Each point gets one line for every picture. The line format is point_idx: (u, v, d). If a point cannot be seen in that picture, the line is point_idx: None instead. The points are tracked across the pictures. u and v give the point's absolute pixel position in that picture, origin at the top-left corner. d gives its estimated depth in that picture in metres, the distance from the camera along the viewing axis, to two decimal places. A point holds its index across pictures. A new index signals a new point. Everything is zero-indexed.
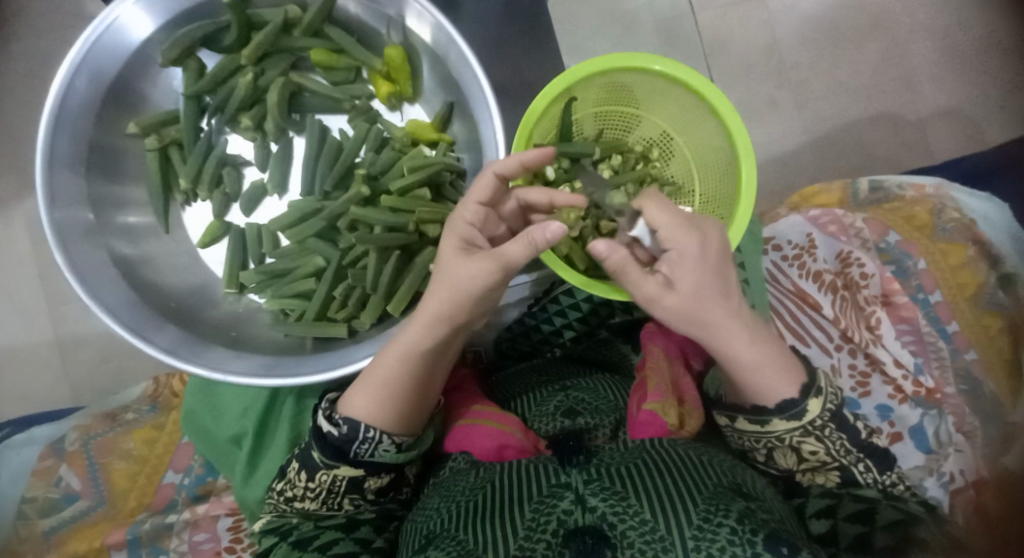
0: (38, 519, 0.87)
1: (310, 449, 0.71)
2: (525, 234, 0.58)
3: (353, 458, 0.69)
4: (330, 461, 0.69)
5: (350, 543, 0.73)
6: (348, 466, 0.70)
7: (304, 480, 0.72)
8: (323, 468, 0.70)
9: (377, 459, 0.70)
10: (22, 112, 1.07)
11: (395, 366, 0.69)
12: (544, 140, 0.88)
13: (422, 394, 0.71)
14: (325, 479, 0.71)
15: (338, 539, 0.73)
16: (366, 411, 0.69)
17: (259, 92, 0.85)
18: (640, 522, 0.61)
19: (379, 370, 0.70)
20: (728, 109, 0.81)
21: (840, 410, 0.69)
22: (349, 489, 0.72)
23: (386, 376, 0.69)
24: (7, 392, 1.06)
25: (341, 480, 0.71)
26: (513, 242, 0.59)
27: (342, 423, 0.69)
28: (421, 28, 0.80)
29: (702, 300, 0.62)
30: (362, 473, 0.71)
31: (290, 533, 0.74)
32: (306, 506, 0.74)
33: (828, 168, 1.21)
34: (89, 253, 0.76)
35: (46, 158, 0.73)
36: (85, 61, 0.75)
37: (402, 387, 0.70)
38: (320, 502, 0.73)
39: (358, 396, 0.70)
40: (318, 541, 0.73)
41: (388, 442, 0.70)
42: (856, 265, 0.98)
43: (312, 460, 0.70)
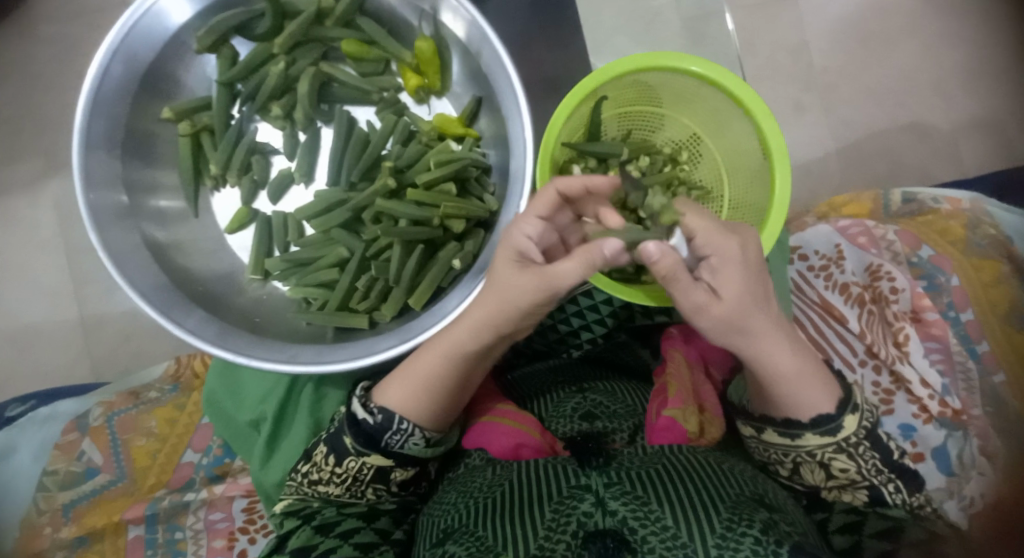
0: (58, 492, 0.89)
1: (342, 434, 0.72)
2: (583, 251, 0.57)
3: (382, 447, 0.71)
4: (362, 448, 0.71)
5: (370, 533, 0.74)
6: (378, 456, 0.71)
7: (332, 464, 0.73)
8: (352, 453, 0.71)
9: (402, 451, 0.72)
10: (51, 94, 1.09)
11: (445, 357, 0.71)
12: (571, 139, 0.87)
13: (455, 394, 0.73)
14: (353, 465, 0.72)
15: (358, 527, 0.73)
16: (402, 399, 0.71)
17: (290, 82, 0.85)
18: (661, 528, 0.62)
19: (423, 361, 0.72)
20: (763, 112, 0.80)
21: (875, 429, 0.70)
22: (374, 478, 0.73)
23: (427, 371, 0.71)
24: (31, 368, 1.09)
25: (367, 468, 0.72)
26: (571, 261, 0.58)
27: (377, 411, 0.71)
28: (455, 23, 0.80)
29: (746, 307, 0.62)
30: (389, 462, 0.73)
31: (313, 518, 0.74)
32: (329, 489, 0.74)
33: (853, 176, 1.19)
34: (121, 234, 0.77)
35: (81, 140, 0.74)
36: (122, 43, 0.75)
37: (439, 383, 0.71)
38: (344, 488, 0.74)
39: (396, 385, 0.72)
40: (340, 527, 0.73)
41: (418, 438, 0.72)
42: (885, 279, 0.96)
43: (343, 443, 0.72)
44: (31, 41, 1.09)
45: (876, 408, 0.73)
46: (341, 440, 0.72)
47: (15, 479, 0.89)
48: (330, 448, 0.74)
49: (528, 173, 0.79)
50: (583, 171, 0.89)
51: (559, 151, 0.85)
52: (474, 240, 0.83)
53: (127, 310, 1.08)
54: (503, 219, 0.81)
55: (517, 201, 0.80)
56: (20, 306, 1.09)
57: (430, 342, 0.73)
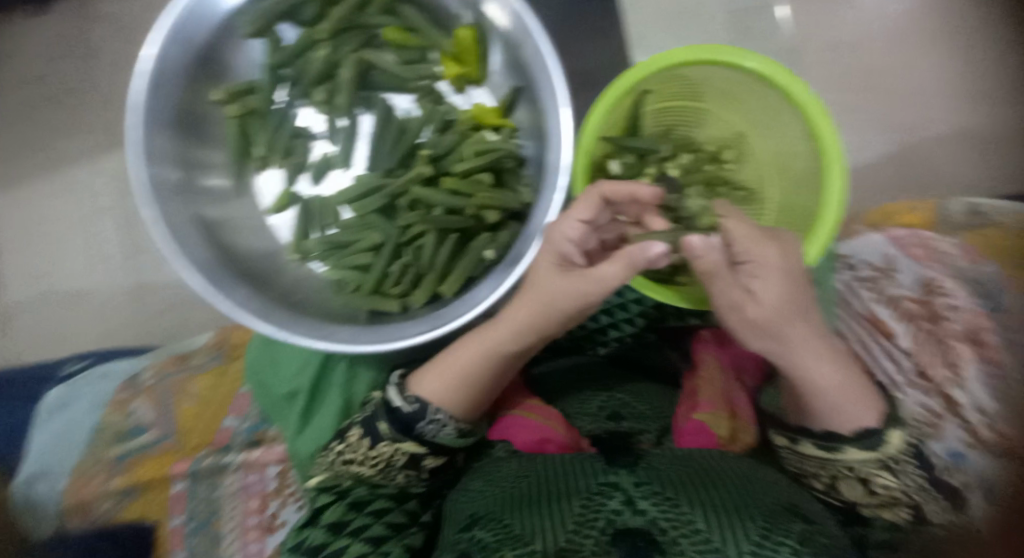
0: (112, 445, 0.95)
1: (378, 421, 0.75)
2: (624, 253, 0.61)
3: (418, 436, 0.73)
4: (398, 434, 0.74)
5: (400, 514, 0.77)
6: (412, 444, 0.74)
7: (366, 449, 0.76)
8: (387, 439, 0.74)
9: (432, 440, 0.74)
10: (103, 71, 1.12)
11: (483, 353, 0.73)
12: (610, 134, 0.85)
13: (489, 388, 0.75)
14: (386, 451, 0.75)
15: (389, 507, 0.77)
16: (437, 390, 0.73)
17: (333, 67, 0.87)
18: (693, 530, 0.62)
19: (460, 356, 0.74)
20: (815, 107, 0.76)
21: (919, 449, 0.75)
22: (406, 464, 0.76)
23: (465, 364, 0.73)
24: (72, 331, 1.13)
25: (400, 454, 0.75)
26: (610, 262, 0.62)
27: (412, 400, 0.73)
28: (497, 13, 0.80)
29: (783, 314, 0.67)
30: (421, 450, 0.75)
31: (347, 494, 0.79)
32: (362, 471, 0.78)
33: (907, 184, 1.11)
34: (176, 209, 0.80)
35: (138, 118, 0.77)
36: (177, 26, 0.78)
37: (476, 377, 0.73)
38: (376, 470, 0.77)
39: (433, 377, 0.74)
40: (371, 505, 0.77)
41: (449, 427, 0.74)
42: (940, 295, 0.89)
43: (378, 430, 0.75)
44: (86, 20, 1.12)
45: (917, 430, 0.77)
46: (376, 427, 0.75)
47: (70, 432, 0.96)
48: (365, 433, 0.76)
49: (563, 164, 0.78)
50: (622, 167, 0.88)
51: (596, 145, 0.84)
52: (507, 231, 0.84)
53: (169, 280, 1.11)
54: (535, 213, 0.81)
55: (553, 194, 0.78)
56: (71, 270, 1.14)
57: (467, 339, 0.75)
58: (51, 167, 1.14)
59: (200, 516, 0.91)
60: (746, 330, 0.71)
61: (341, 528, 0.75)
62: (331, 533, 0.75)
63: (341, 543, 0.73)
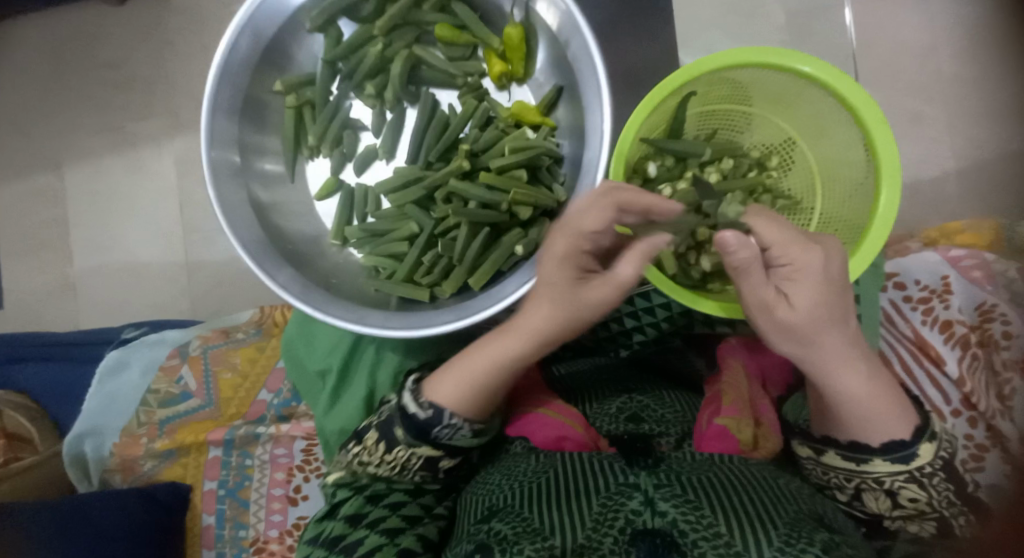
0: (157, 408, 1.02)
1: (394, 427, 0.76)
2: (636, 250, 0.64)
3: (433, 440, 0.74)
4: (414, 439, 0.75)
5: (415, 507, 0.79)
6: (428, 448, 0.75)
7: (382, 451, 0.77)
8: (403, 444, 0.75)
9: (446, 443, 0.75)
10: (174, 59, 1.20)
11: (495, 361, 0.73)
12: (650, 135, 0.83)
13: (500, 392, 0.76)
14: (402, 453, 0.76)
15: (405, 500, 0.78)
16: (452, 397, 0.73)
17: (385, 62, 0.90)
18: (713, 534, 0.66)
19: (476, 360, 0.75)
20: (874, 114, 0.72)
21: (950, 462, 0.73)
22: (422, 466, 0.77)
23: (478, 370, 0.73)
24: (139, 300, 1.23)
25: (416, 457, 0.76)
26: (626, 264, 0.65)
27: (428, 406, 0.74)
28: (548, 12, 0.80)
29: (820, 321, 0.65)
30: (436, 453, 0.76)
31: (364, 488, 0.80)
32: (379, 469, 0.79)
33: (952, 203, 1.17)
34: (232, 189, 0.83)
35: (211, 104, 0.81)
36: (249, 21, 0.81)
37: (489, 383, 0.74)
38: (393, 468, 0.78)
39: (448, 383, 0.74)
40: (388, 497, 0.78)
41: (464, 427, 0.75)
42: (997, 321, 0.85)
43: (394, 435, 0.75)
44: (163, 10, 1.20)
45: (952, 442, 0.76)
46: (392, 432, 0.76)
47: (118, 394, 1.02)
48: (382, 437, 0.77)
49: (601, 166, 0.78)
50: (659, 169, 0.87)
51: (635, 147, 0.82)
52: (539, 228, 0.85)
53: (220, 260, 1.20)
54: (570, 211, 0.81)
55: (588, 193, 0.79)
56: (139, 244, 1.23)
57: (482, 343, 0.76)
58: (127, 146, 1.23)
59: (232, 482, 0.98)
60: (779, 335, 0.69)
61: (359, 521, 0.76)
62: (349, 526, 0.76)
63: (359, 535, 0.74)
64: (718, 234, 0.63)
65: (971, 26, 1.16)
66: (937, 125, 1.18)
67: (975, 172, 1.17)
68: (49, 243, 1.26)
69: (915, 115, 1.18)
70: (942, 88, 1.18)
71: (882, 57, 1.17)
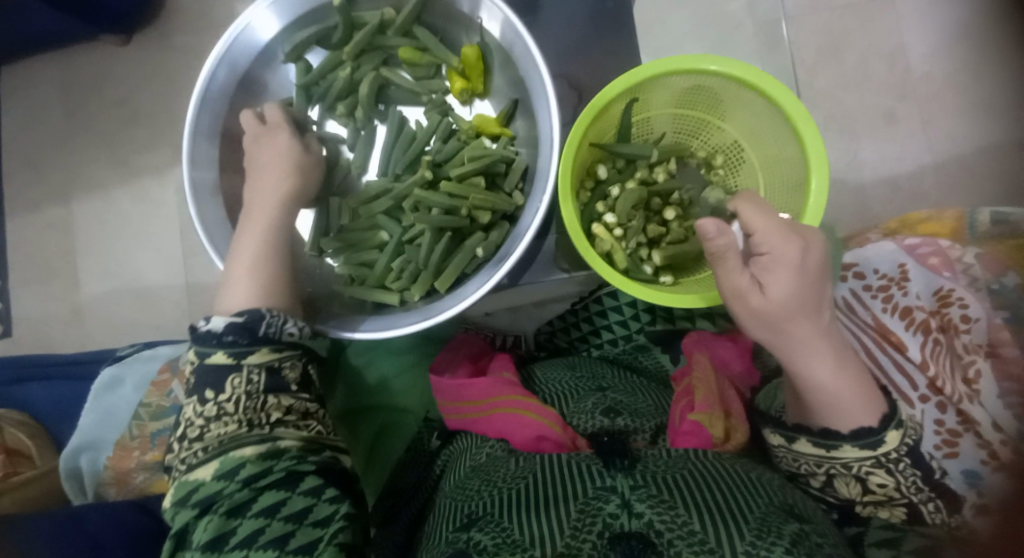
0: (149, 422, 1.07)
1: (209, 355, 0.74)
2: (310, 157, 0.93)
3: (265, 339, 0.75)
4: (207, 349, 0.74)
5: (300, 498, 0.71)
6: (266, 349, 0.75)
7: (213, 396, 0.73)
8: (235, 367, 0.73)
9: (286, 342, 0.78)
10: (175, 92, 1.31)
11: (256, 254, 0.83)
12: (601, 140, 0.90)
13: (282, 285, 0.82)
14: (239, 385, 0.73)
15: (269, 470, 0.71)
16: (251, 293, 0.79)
17: (354, 85, 0.97)
18: (688, 532, 0.65)
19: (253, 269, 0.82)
20: (802, 115, 0.78)
21: (916, 447, 0.74)
22: (268, 383, 0.75)
23: (251, 260, 0.82)
24: (145, 321, 1.30)
25: (255, 372, 0.74)
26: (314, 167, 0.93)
27: (244, 312, 0.76)
28: (491, 23, 0.88)
29: (790, 311, 0.70)
30: (277, 357, 0.76)
31: (219, 501, 0.69)
32: (228, 429, 0.72)
33: (929, 197, 1.17)
34: (212, 208, 0.90)
35: (191, 129, 0.89)
36: (226, 54, 0.90)
37: (269, 272, 0.82)
38: (241, 414, 0.73)
39: (240, 290, 0.79)
40: (242, 474, 0.70)
41: (290, 322, 0.78)
42: (955, 305, 0.86)
43: (215, 364, 0.74)
44: (169, 47, 1.31)
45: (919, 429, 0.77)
46: (210, 363, 0.74)
47: (116, 407, 1.10)
48: (200, 389, 0.74)
49: (551, 170, 0.83)
50: (610, 171, 0.93)
51: (587, 151, 0.88)
52: (498, 231, 0.91)
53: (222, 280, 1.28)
54: (526, 213, 0.86)
55: (541, 196, 0.83)
56: (144, 268, 1.31)
57: (234, 256, 0.83)
58: (134, 175, 1.32)
59: None
60: (753, 321, 0.74)
61: (224, 544, 0.66)
62: (212, 552, 0.66)
63: None
64: (699, 224, 0.71)
65: (935, 24, 1.19)
66: (913, 122, 1.19)
67: (953, 165, 1.17)
68: (57, 271, 1.34)
69: (889, 112, 1.19)
70: (914, 85, 1.19)
71: (849, 57, 1.20)
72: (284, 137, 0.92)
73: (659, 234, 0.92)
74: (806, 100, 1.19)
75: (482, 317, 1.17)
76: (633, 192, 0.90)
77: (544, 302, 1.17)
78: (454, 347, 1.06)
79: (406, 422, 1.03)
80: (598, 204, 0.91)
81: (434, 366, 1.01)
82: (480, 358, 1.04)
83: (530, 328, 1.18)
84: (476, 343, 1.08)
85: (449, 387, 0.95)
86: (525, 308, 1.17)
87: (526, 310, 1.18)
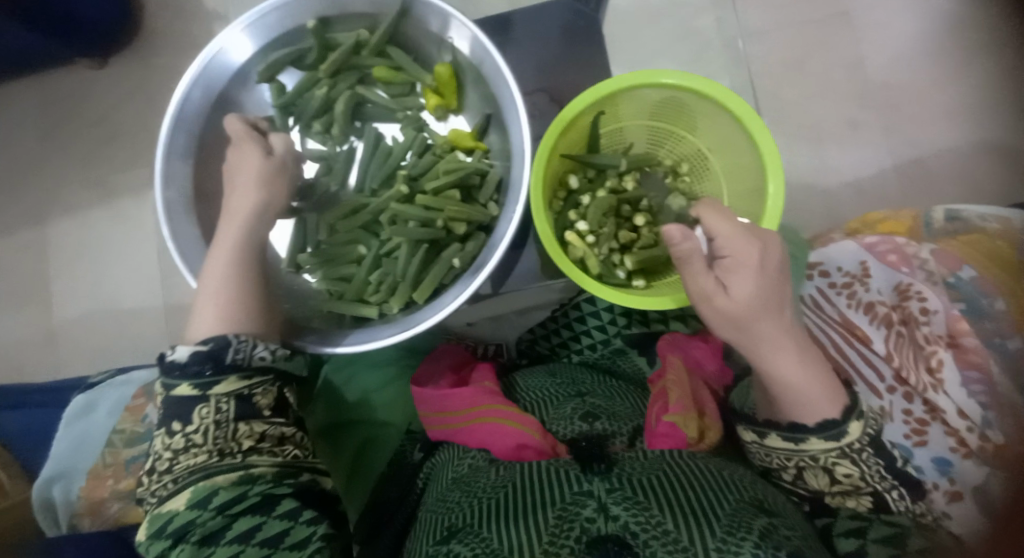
0: (123, 448, 1.06)
1: (174, 388, 0.73)
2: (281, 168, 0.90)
3: (232, 367, 0.74)
4: (172, 381, 0.73)
5: (276, 522, 0.70)
6: (233, 378, 0.74)
7: (180, 427, 0.72)
8: (201, 398, 0.72)
9: (256, 367, 0.76)
10: (154, 115, 1.31)
11: (224, 276, 0.80)
12: (572, 151, 0.93)
13: (252, 306, 0.80)
14: (207, 415, 0.72)
15: (243, 495, 0.70)
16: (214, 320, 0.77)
17: (330, 103, 0.99)
18: (662, 532, 0.67)
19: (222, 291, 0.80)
20: (755, 121, 0.82)
21: (878, 436, 0.77)
22: (238, 411, 0.74)
23: (220, 282, 0.80)
24: (122, 346, 1.28)
25: (224, 401, 0.73)
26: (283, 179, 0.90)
27: (210, 340, 0.74)
28: (460, 40, 0.92)
29: (753, 310, 0.73)
30: (245, 385, 0.75)
31: (192, 531, 0.68)
32: (198, 460, 0.72)
33: (892, 198, 1.22)
34: (186, 226, 0.91)
35: (165, 149, 0.90)
36: (201, 76, 0.92)
37: (239, 295, 0.80)
38: (211, 444, 0.72)
39: (207, 315, 0.78)
40: (216, 501, 0.69)
41: (259, 347, 0.77)
42: (915, 299, 0.90)
43: (179, 396, 0.73)
44: (148, 72, 1.32)
45: (880, 418, 0.80)
46: (175, 395, 0.73)
47: (88, 433, 1.08)
48: (168, 420, 0.73)
49: (523, 181, 0.85)
50: (581, 181, 0.96)
51: (558, 162, 0.92)
52: (475, 242, 0.94)
53: None
54: (501, 223, 0.88)
55: (514, 206, 0.86)
56: (121, 293, 1.30)
57: (204, 275, 0.81)
58: (111, 199, 1.31)
59: None
60: (720, 322, 0.77)
61: None
62: None
63: None
64: (665, 229, 0.74)
65: (889, 37, 1.26)
66: (873, 128, 1.24)
67: (912, 169, 1.23)
68: (29, 298, 1.32)
69: (850, 119, 1.25)
70: (873, 94, 1.25)
71: (810, 68, 1.26)
72: (253, 150, 0.89)
73: (630, 239, 0.95)
74: (771, 110, 1.24)
75: (464, 328, 1.19)
76: (603, 200, 0.93)
77: (525, 311, 1.18)
78: (435, 358, 1.07)
79: (389, 435, 1.03)
80: (570, 212, 0.94)
81: (415, 378, 1.01)
82: (460, 368, 1.05)
83: (512, 337, 1.19)
84: (459, 352, 1.09)
85: (430, 398, 0.96)
86: (507, 318, 1.19)
87: (508, 320, 1.19)
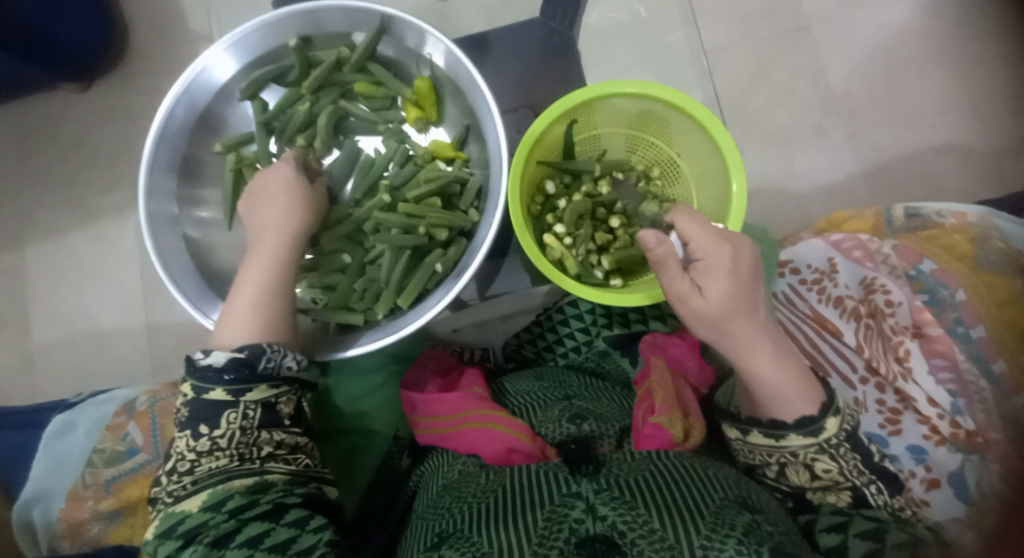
0: (103, 468, 1.04)
1: (207, 391, 0.74)
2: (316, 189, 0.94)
3: (265, 375, 0.76)
4: (205, 385, 0.74)
5: (285, 530, 0.70)
6: (265, 385, 0.76)
7: (207, 430, 0.73)
8: (232, 403, 0.74)
9: (284, 377, 0.79)
10: (140, 138, 1.34)
11: (254, 288, 0.82)
12: (548, 158, 0.97)
13: (285, 312, 0.83)
14: (235, 420, 0.74)
15: (255, 501, 0.71)
16: (252, 326, 0.79)
17: (313, 117, 1.02)
18: (648, 530, 0.68)
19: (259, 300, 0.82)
20: (717, 128, 0.86)
21: (854, 432, 0.78)
22: (263, 419, 0.76)
23: (258, 289, 0.82)
24: (103, 369, 1.28)
25: (252, 408, 0.75)
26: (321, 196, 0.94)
27: (246, 347, 0.75)
28: (437, 56, 0.96)
29: (728, 309, 0.76)
30: (274, 393, 0.77)
31: (203, 532, 0.68)
32: (220, 463, 0.73)
33: (857, 201, 1.27)
34: (168, 239, 0.93)
35: (148, 164, 0.91)
36: (185, 93, 0.94)
37: (270, 301, 0.82)
38: (234, 448, 0.74)
39: (239, 323, 0.79)
40: (229, 504, 0.70)
41: (291, 357, 0.79)
42: (880, 292, 0.93)
43: (212, 400, 0.74)
44: (135, 93, 1.34)
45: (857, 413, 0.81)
46: (207, 399, 0.74)
47: (65, 456, 1.05)
48: (192, 423, 0.74)
49: (501, 196, 0.88)
50: (558, 186, 1.00)
51: (535, 169, 0.96)
52: (456, 247, 0.97)
53: (186, 320, 1.27)
54: (482, 229, 0.91)
55: (494, 210, 0.89)
56: (101, 314, 1.30)
57: (236, 290, 0.82)
58: (93, 221, 1.32)
59: None
60: (697, 322, 0.79)
61: None
62: None
63: None
64: (641, 236, 0.79)
65: (848, 49, 1.33)
66: (838, 134, 1.30)
67: (874, 173, 1.28)
68: (7, 323, 1.31)
69: (816, 126, 1.31)
70: (836, 102, 1.31)
71: (776, 80, 1.32)
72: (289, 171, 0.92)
73: (607, 241, 0.98)
74: (740, 119, 1.30)
75: (450, 334, 1.20)
76: (579, 203, 0.96)
77: (510, 316, 1.21)
78: (423, 363, 1.08)
79: (376, 443, 1.03)
80: (547, 215, 0.98)
81: (405, 388, 1.01)
82: (446, 374, 1.06)
83: (497, 342, 1.21)
84: (444, 359, 1.10)
85: (418, 402, 0.98)
86: (492, 323, 1.21)
87: (493, 325, 1.21)
